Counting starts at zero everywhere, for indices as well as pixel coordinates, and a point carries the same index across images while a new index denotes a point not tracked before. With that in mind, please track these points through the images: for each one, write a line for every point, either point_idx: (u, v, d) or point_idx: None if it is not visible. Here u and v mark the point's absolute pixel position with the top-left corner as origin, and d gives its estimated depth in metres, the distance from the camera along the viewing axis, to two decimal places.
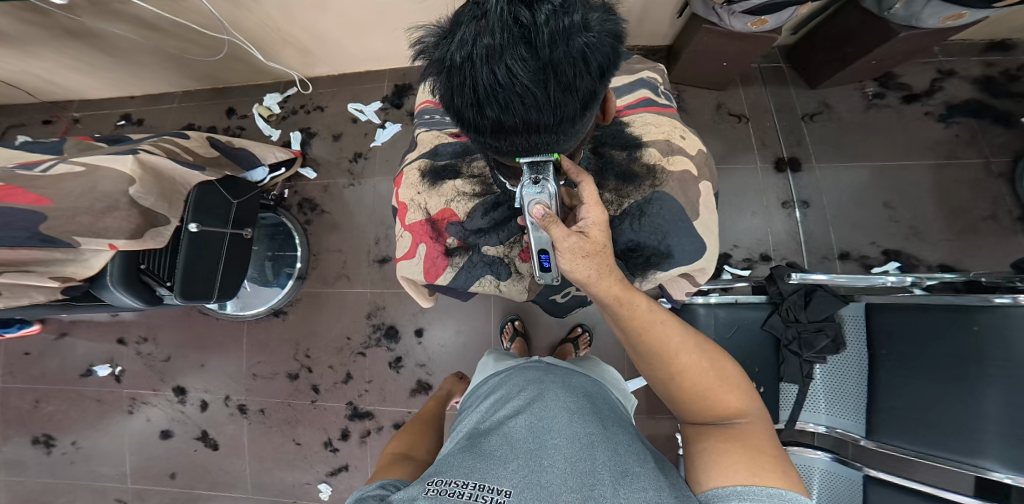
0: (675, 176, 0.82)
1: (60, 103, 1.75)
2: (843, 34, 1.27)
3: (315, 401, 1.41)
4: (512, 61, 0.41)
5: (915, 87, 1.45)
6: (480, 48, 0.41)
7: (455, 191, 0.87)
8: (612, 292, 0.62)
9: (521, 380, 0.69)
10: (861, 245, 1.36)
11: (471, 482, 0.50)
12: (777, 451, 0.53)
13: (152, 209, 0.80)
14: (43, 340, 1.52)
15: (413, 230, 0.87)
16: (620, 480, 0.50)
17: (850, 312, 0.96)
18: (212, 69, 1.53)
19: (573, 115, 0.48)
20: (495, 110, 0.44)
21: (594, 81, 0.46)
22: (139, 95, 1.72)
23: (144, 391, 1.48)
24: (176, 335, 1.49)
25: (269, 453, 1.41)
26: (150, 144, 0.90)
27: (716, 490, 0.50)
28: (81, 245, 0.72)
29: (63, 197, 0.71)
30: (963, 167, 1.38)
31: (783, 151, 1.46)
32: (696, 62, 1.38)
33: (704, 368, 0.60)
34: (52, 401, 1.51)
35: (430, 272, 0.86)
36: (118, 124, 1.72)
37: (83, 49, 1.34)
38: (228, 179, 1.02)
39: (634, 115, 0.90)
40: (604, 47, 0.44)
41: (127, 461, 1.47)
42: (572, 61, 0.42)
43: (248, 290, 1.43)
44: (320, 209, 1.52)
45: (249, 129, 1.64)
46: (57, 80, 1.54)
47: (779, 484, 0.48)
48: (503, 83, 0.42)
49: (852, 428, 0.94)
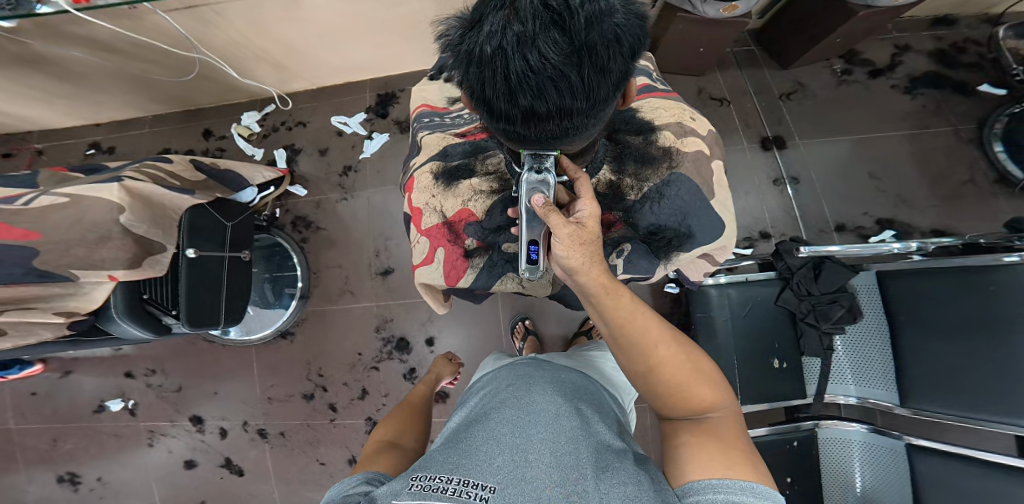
0: (691, 156, 0.83)
1: (19, 133, 1.69)
2: (806, 15, 1.31)
3: (334, 420, 1.38)
4: (545, 46, 0.41)
5: (878, 62, 1.50)
6: (512, 35, 0.41)
7: (472, 191, 0.87)
8: (600, 281, 0.63)
9: (508, 377, 0.69)
10: (854, 216, 1.40)
11: (454, 478, 0.50)
12: (746, 445, 0.55)
13: (146, 236, 0.77)
14: (47, 379, 1.47)
15: (431, 235, 0.86)
16: (602, 475, 0.50)
17: (862, 282, 1.00)
18: (180, 90, 1.49)
19: (605, 96, 0.48)
20: (529, 98, 0.44)
21: (625, 63, 0.46)
22: (105, 121, 1.67)
23: (160, 422, 1.43)
24: (183, 363, 1.45)
25: (294, 473, 1.38)
26: (133, 171, 0.86)
27: (694, 483, 0.50)
28: (80, 277, 0.71)
29: (51, 228, 0.69)
30: (935, 135, 1.43)
31: (766, 131, 1.50)
32: (673, 50, 1.41)
33: (680, 361, 0.62)
34: (70, 439, 1.45)
35: (451, 275, 0.86)
36: (87, 153, 1.67)
37: (38, 77, 1.29)
38: (217, 201, 0.99)
39: (643, 100, 0.90)
40: (633, 27, 0.45)
41: (155, 493, 1.42)
42: (609, 41, 0.42)
43: (250, 314, 1.38)
44: (315, 225, 1.50)
45: (229, 150, 1.60)
46: (12, 110, 1.48)
47: (750, 478, 0.49)
48: (536, 69, 0.42)
49: (884, 397, 0.96)
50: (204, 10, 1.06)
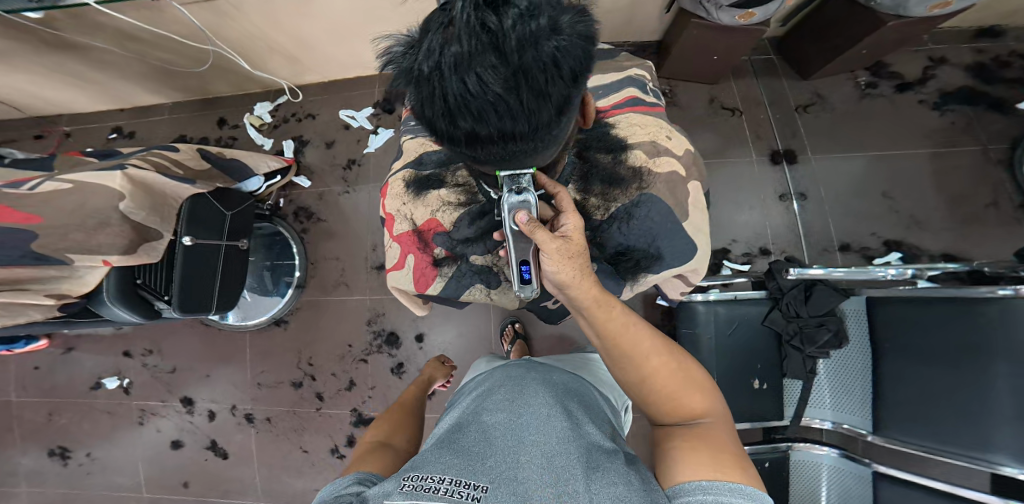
0: (662, 178, 0.82)
1: (49, 117, 1.76)
2: (829, 24, 1.30)
3: (320, 409, 1.42)
4: (481, 69, 0.40)
5: (908, 76, 1.46)
6: (449, 57, 0.41)
7: (440, 201, 0.86)
8: (591, 295, 0.64)
9: (502, 380, 0.70)
10: (861, 236, 1.37)
11: (447, 478, 0.50)
12: (737, 449, 0.55)
13: (144, 223, 0.80)
14: (50, 354, 1.53)
15: (401, 241, 0.88)
16: (593, 474, 0.51)
17: (852, 306, 1.00)
18: (199, 80, 1.53)
19: (550, 122, 0.46)
20: (469, 121, 0.44)
21: (569, 87, 0.44)
22: (128, 107, 1.73)
23: (152, 402, 1.48)
24: (178, 346, 1.50)
25: (277, 459, 1.42)
26: (139, 158, 0.90)
27: (683, 484, 0.50)
28: (74, 261, 0.74)
29: (51, 213, 0.72)
30: (961, 154, 1.39)
31: (777, 143, 1.47)
32: (685, 56, 1.39)
33: (671, 370, 0.63)
34: (64, 414, 1.52)
35: (420, 282, 0.88)
36: (109, 138, 1.73)
37: (68, 64, 1.35)
38: (217, 190, 1.02)
39: (621, 114, 0.88)
40: (576, 51, 0.43)
41: (140, 471, 1.47)
42: (544, 65, 0.41)
43: (248, 300, 1.43)
44: (316, 217, 1.53)
45: (241, 139, 1.64)
46: (42, 94, 1.55)
47: (738, 479, 0.49)
48: (472, 92, 0.41)
49: (858, 424, 0.96)
50: (220, 2, 1.09)
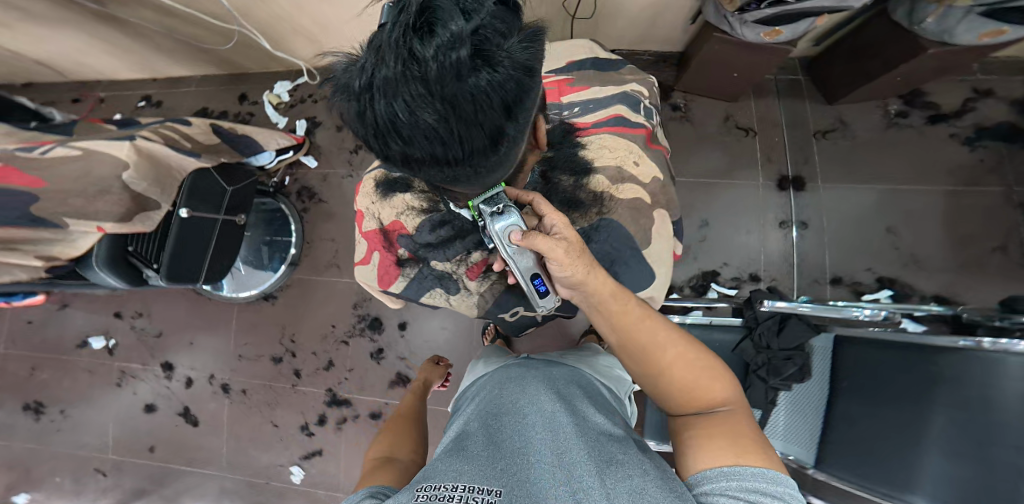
0: (623, 204, 0.86)
1: (90, 83, 1.86)
2: (867, 46, 1.23)
3: (295, 385, 1.46)
4: (406, 98, 0.41)
5: (944, 107, 1.40)
6: (377, 79, 0.42)
7: (404, 206, 0.89)
8: (608, 290, 0.67)
9: (502, 380, 0.71)
10: (856, 271, 1.36)
11: (460, 485, 0.49)
12: (758, 434, 0.54)
13: (144, 193, 0.84)
14: (48, 309, 1.61)
15: (369, 238, 0.92)
16: (606, 468, 0.51)
17: (820, 342, 0.96)
18: (227, 56, 1.57)
19: (483, 149, 0.48)
20: (399, 145, 0.46)
21: (501, 118, 0.45)
22: (159, 77, 1.79)
23: (134, 364, 1.54)
24: (167, 313, 1.55)
25: (246, 432, 1.47)
26: (150, 130, 0.94)
27: (705, 473, 0.51)
28: (70, 226, 0.79)
29: (52, 178, 0.77)
30: (980, 194, 1.35)
31: (788, 169, 1.45)
32: (705, 70, 1.38)
33: (689, 360, 0.63)
34: (46, 370, 1.60)
35: (383, 278, 0.92)
36: (138, 106, 1.79)
37: (110, 33, 1.41)
38: (223, 166, 1.06)
39: (597, 134, 0.90)
40: (509, 84, 0.44)
41: (110, 432, 1.54)
42: (470, 98, 0.42)
43: (243, 272, 1.46)
44: (317, 198, 1.56)
45: (258, 116, 1.68)
46: (83, 60, 1.63)
47: (760, 461, 0.49)
48: (399, 119, 0.43)
49: (802, 456, 0.92)
50: None
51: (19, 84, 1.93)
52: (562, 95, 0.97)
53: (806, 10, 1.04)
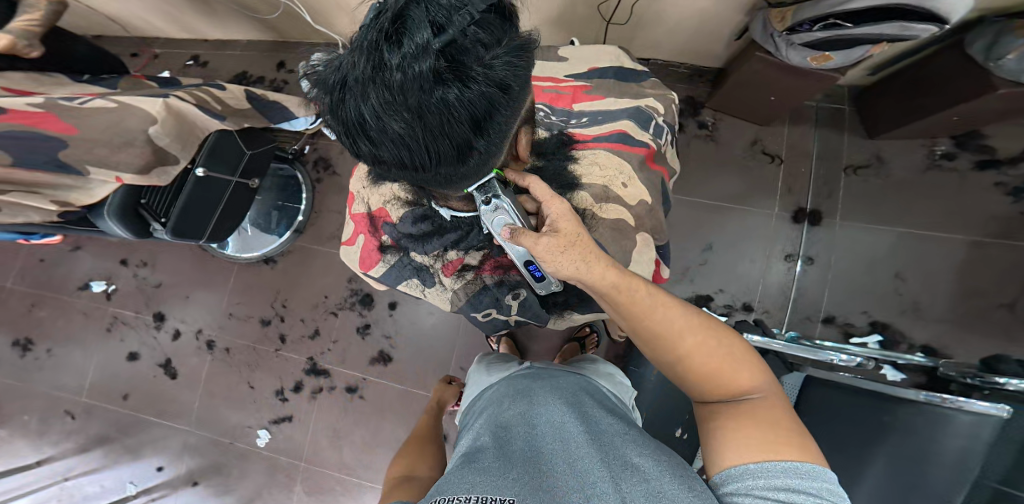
0: (605, 224, 0.84)
1: (149, 39, 1.95)
2: (924, 81, 1.15)
3: (278, 350, 1.52)
4: (374, 102, 0.44)
5: (1001, 151, 1.31)
6: (350, 80, 0.44)
7: (391, 194, 0.91)
8: (609, 281, 0.60)
9: (508, 393, 0.68)
10: (851, 312, 1.32)
11: (472, 495, 0.45)
12: (794, 424, 0.48)
13: (165, 148, 0.89)
14: (60, 250, 1.69)
15: (357, 221, 0.96)
16: (621, 473, 0.47)
17: (792, 381, 0.97)
18: (275, 25, 1.65)
19: (450, 157, 0.51)
20: (367, 145, 0.49)
21: (468, 132, 0.48)
22: (210, 39, 1.86)
23: (127, 312, 1.61)
24: (171, 266, 1.63)
25: (221, 390, 1.52)
26: (184, 91, 0.97)
27: (729, 470, 0.46)
28: (90, 174, 0.82)
29: (86, 127, 0.80)
30: (1011, 249, 1.26)
31: (806, 200, 1.41)
32: (741, 89, 1.35)
33: (710, 347, 0.56)
34: (44, 308, 1.66)
35: (365, 261, 0.96)
36: (186, 64, 1.87)
37: None
38: (246, 130, 1.11)
39: (592, 149, 0.92)
40: (479, 101, 0.46)
41: (88, 376, 1.59)
42: (435, 111, 0.44)
43: (250, 234, 1.53)
44: (332, 170, 1.63)
45: (292, 85, 1.73)
46: (143, 15, 1.72)
47: (794, 456, 0.44)
48: (368, 122, 0.46)
49: None
50: None
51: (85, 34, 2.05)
52: (576, 102, 1.00)
53: (853, 37, 0.98)
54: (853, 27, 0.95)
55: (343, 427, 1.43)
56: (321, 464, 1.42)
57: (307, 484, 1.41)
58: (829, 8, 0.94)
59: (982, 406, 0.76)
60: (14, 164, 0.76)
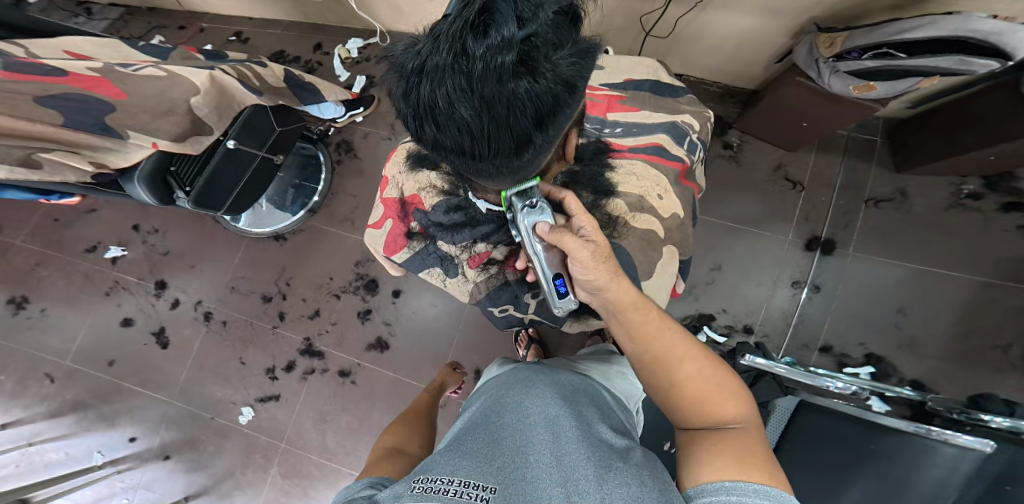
0: (637, 233, 0.82)
1: (196, 14, 2.00)
2: (970, 118, 1.07)
3: (275, 327, 1.52)
4: (450, 89, 0.43)
5: None
6: (429, 65, 0.44)
7: (427, 182, 0.89)
8: (625, 295, 0.61)
9: (508, 381, 0.66)
10: (847, 343, 1.24)
11: (456, 479, 0.44)
12: (772, 457, 0.46)
13: (203, 119, 0.91)
14: (77, 211, 1.72)
15: (387, 205, 0.96)
16: (605, 475, 0.44)
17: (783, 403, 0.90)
18: (317, 9, 1.69)
19: (507, 149, 0.50)
20: (432, 128, 0.49)
21: (530, 125, 0.47)
22: (254, 18, 1.90)
23: (129, 277, 1.63)
24: (182, 235, 1.65)
25: (211, 364, 1.52)
26: (227, 65, 0.98)
27: (705, 485, 0.43)
28: (128, 137, 0.82)
29: (135, 94, 0.81)
30: None
31: (822, 229, 1.35)
32: (771, 113, 1.32)
33: (704, 375, 0.55)
34: (47, 268, 1.68)
35: (390, 245, 0.95)
36: (228, 39, 1.91)
37: None
38: (280, 108, 1.14)
39: (630, 159, 0.90)
40: (547, 96, 0.45)
41: (77, 340, 1.60)
42: (505, 102, 0.43)
43: (264, 209, 1.57)
44: (354, 153, 1.65)
45: (326, 66, 1.76)
46: None
47: (768, 480, 0.42)
48: (440, 107, 0.45)
49: None
50: None
51: (141, 8, 2.13)
52: (610, 111, 0.98)
53: (906, 65, 0.93)
54: (907, 57, 0.92)
55: (330, 411, 1.42)
56: (301, 447, 1.40)
57: (284, 467, 1.39)
58: (883, 36, 0.92)
59: (964, 439, 0.70)
60: (64, 124, 0.75)
